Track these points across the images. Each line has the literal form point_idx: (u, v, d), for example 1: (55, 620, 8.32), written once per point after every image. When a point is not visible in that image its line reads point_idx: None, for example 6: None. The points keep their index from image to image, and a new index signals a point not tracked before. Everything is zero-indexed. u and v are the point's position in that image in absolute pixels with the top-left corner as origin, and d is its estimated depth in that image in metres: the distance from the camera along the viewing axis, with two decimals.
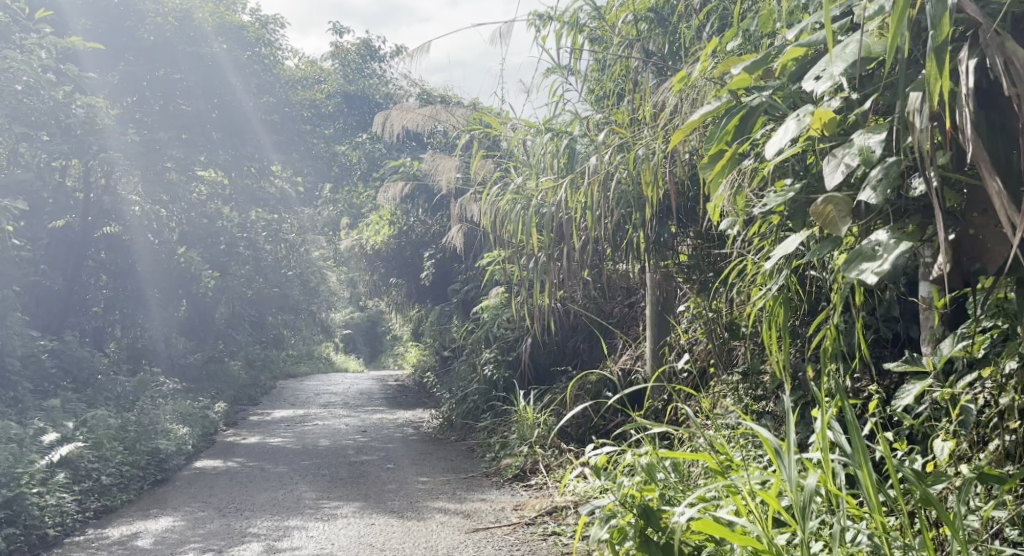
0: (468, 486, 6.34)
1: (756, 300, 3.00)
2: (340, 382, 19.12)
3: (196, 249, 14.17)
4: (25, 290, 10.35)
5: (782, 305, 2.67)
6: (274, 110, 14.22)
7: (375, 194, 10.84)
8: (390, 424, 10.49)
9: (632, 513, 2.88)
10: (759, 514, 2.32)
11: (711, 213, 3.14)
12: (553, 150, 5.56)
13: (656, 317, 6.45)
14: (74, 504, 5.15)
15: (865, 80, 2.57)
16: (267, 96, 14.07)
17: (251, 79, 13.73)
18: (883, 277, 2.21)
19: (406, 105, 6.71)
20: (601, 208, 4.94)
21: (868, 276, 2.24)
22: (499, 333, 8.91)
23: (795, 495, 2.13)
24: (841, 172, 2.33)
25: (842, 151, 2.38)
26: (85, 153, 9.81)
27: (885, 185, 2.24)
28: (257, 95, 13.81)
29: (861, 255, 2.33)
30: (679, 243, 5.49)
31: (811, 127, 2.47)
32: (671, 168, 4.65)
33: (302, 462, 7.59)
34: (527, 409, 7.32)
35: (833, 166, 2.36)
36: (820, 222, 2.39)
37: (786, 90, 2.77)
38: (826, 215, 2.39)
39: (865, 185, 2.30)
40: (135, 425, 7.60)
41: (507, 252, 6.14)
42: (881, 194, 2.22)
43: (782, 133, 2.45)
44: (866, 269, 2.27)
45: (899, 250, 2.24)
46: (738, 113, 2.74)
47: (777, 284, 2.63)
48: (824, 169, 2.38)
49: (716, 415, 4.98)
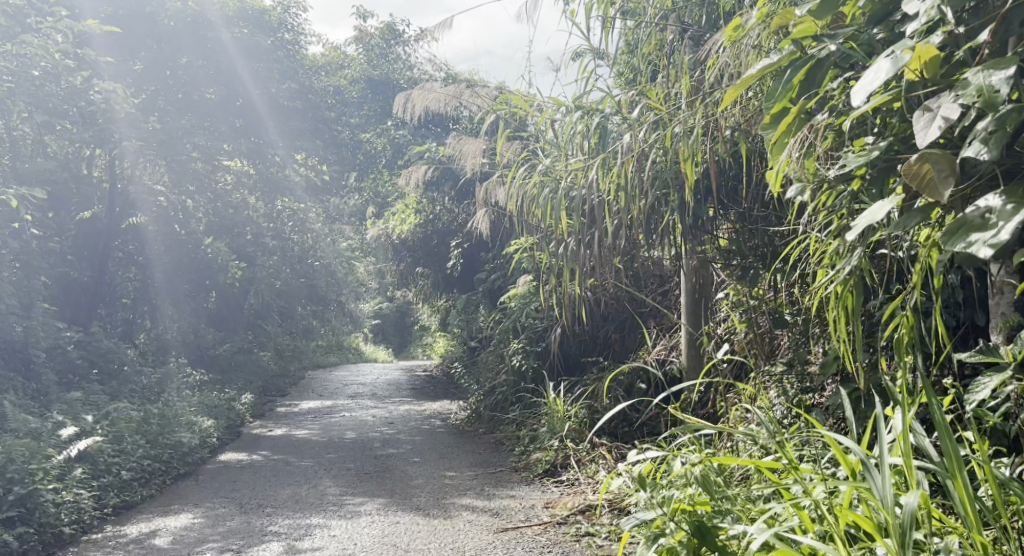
0: (497, 481, 6.11)
1: (822, 283, 2.77)
2: (369, 373, 19.00)
3: (223, 239, 14.08)
4: (52, 281, 10.28)
5: (856, 287, 2.42)
6: (297, 96, 13.95)
7: (398, 179, 10.61)
8: (417, 415, 10.29)
9: (685, 532, 2.69)
10: (836, 533, 2.10)
11: (773, 180, 3.00)
12: (583, 129, 5.31)
13: (693, 306, 6.19)
14: (92, 501, 4.99)
15: (974, 11, 2.41)
16: (291, 82, 13.84)
17: (274, 65, 13.56)
18: (1000, 249, 1.86)
19: (428, 85, 6.44)
20: (636, 189, 4.67)
21: (981, 249, 1.89)
22: (527, 323, 8.66)
23: (882, 513, 1.94)
24: (938, 127, 2.02)
25: (937, 104, 2.08)
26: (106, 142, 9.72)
27: (998, 138, 1.96)
28: (278, 81, 13.55)
29: (967, 224, 1.98)
30: (717, 226, 5.21)
31: (907, 67, 2.19)
32: (709, 144, 4.43)
33: (327, 456, 7.41)
34: (558, 401, 7.09)
35: (928, 121, 2.05)
36: (918, 185, 2.11)
37: (864, 36, 2.60)
38: (923, 176, 2.11)
39: (973, 139, 2.01)
40: (158, 417, 7.46)
41: (536, 238, 5.89)
42: (996, 149, 1.93)
43: (874, 75, 2.15)
44: (977, 240, 1.93)
45: (1018, 217, 1.87)
46: (807, 64, 2.59)
47: (850, 263, 2.38)
48: (915, 125, 2.09)
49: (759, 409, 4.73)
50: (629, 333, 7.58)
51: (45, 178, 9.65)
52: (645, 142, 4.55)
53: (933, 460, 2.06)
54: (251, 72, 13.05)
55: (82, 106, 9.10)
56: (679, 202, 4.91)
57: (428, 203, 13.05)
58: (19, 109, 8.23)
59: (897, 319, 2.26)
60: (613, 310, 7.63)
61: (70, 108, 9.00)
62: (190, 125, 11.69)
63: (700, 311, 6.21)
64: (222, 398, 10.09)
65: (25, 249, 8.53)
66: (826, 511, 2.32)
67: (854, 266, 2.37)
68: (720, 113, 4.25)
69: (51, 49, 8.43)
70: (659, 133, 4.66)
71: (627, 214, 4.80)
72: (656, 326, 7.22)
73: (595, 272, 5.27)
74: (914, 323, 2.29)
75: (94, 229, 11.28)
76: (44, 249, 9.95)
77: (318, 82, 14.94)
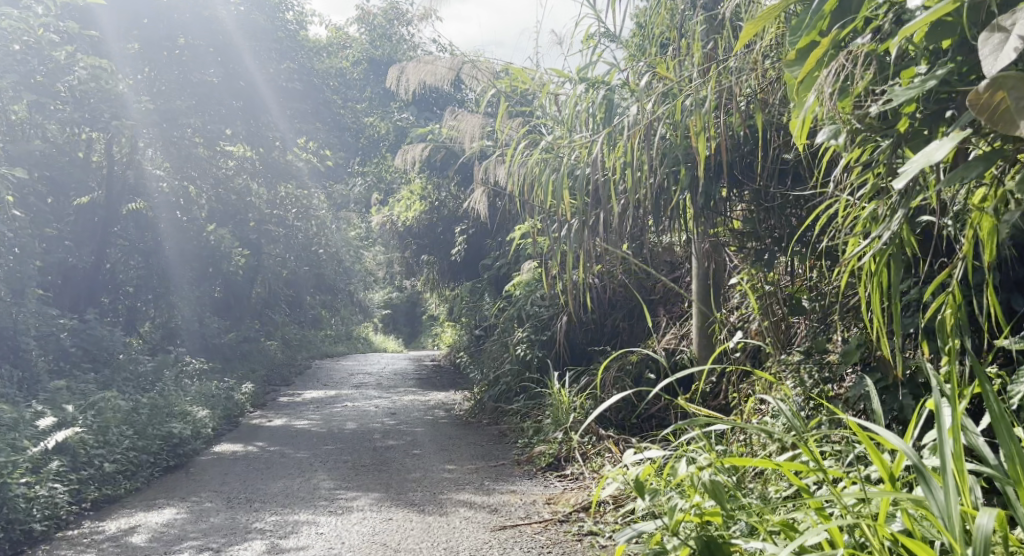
0: (498, 475, 5.84)
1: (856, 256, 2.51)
2: (377, 363, 18.81)
3: (225, 226, 13.87)
4: (47, 268, 10.08)
5: (896, 258, 2.15)
6: (295, 75, 13.63)
7: (397, 162, 10.33)
8: (421, 406, 10.04)
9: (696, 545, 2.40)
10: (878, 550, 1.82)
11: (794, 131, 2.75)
12: (587, 103, 5.00)
13: (704, 294, 5.92)
14: (68, 496, 4.75)
15: None
16: (290, 62, 13.50)
17: (274, 46, 13.26)
18: None
19: (424, 59, 6.13)
20: (642, 164, 4.37)
21: None
22: (533, 311, 8.39)
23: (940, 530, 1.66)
24: (1014, 49, 1.74)
25: (1011, 23, 1.82)
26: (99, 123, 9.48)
27: None
28: (275, 61, 13.16)
29: None
30: (730, 207, 4.90)
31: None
32: (721, 115, 4.13)
33: (324, 447, 7.16)
34: (562, 392, 6.84)
35: (998, 45, 1.78)
36: (991, 118, 1.82)
37: None
38: (1000, 108, 1.82)
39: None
40: (150, 408, 7.23)
41: (538, 219, 5.59)
42: None
43: None
44: None
45: None
46: None
47: (889, 230, 2.10)
48: (982, 50, 1.83)
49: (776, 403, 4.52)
50: (638, 322, 7.30)
51: (37, 160, 9.49)
52: (653, 115, 4.25)
53: (988, 463, 1.79)
54: (253, 52, 12.72)
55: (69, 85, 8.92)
56: (692, 181, 4.62)
57: (433, 188, 12.80)
58: (5, 86, 8.03)
59: (947, 295, 1.98)
60: (621, 297, 7.36)
61: (58, 86, 8.82)
62: (186, 106, 11.32)
63: (712, 299, 5.94)
64: (221, 387, 9.85)
65: (15, 233, 8.30)
66: (861, 524, 2.04)
67: (894, 230, 2.09)
68: (734, 81, 3.95)
69: (33, 23, 8.33)
70: (669, 104, 4.36)
71: (634, 192, 4.52)
72: (667, 314, 6.97)
73: (601, 255, 4.98)
74: (961, 301, 2.02)
75: (93, 216, 11.08)
76: (40, 235, 9.77)
77: (320, 65, 14.56)
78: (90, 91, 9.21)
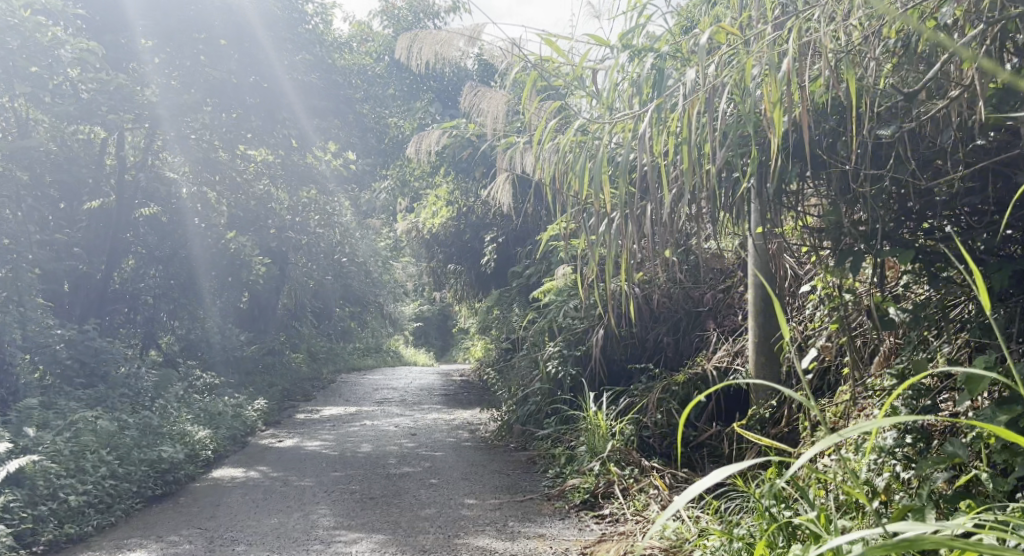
0: (525, 514, 5.06)
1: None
2: (404, 377, 18.14)
3: (246, 234, 13.31)
4: (48, 275, 9.56)
5: None
6: (312, 69, 12.43)
7: (407, 150, 9.08)
8: (445, 426, 9.27)
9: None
10: None
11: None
12: (632, 76, 4.25)
13: (764, 307, 5.29)
14: (14, 538, 4.06)
15: None
16: (308, 54, 12.36)
17: (302, 38, 12.35)
18: None
19: (443, 28, 5.34)
20: (702, 142, 3.61)
21: None
22: (566, 323, 7.59)
23: None
24: None
25: None
26: (94, 116, 8.89)
27: None
28: (291, 52, 12.02)
29: None
30: (804, 204, 4.14)
31: None
32: (801, 81, 3.37)
33: (332, 474, 6.41)
34: (598, 416, 6.13)
35: None
36: None
37: None
38: None
39: None
40: (141, 429, 6.53)
41: (571, 217, 4.82)
42: None
43: None
44: None
45: None
46: None
47: None
48: None
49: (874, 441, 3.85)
50: (684, 336, 6.62)
51: (38, 159, 9.02)
52: (716, 80, 3.49)
53: None
54: (276, 42, 11.73)
55: (63, 76, 8.44)
56: (760, 164, 3.85)
57: (461, 194, 12.11)
58: None
59: None
60: (665, 309, 6.68)
61: (51, 77, 8.30)
62: (194, 102, 10.50)
63: (772, 314, 5.30)
64: (231, 404, 9.14)
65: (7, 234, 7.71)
66: None
67: None
68: (820, 33, 3.18)
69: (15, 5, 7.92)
70: (734, 69, 3.61)
71: (693, 177, 3.75)
72: (718, 327, 6.26)
73: (649, 256, 4.18)
74: None
75: (104, 221, 10.54)
76: (40, 239, 9.22)
77: (343, 61, 13.62)
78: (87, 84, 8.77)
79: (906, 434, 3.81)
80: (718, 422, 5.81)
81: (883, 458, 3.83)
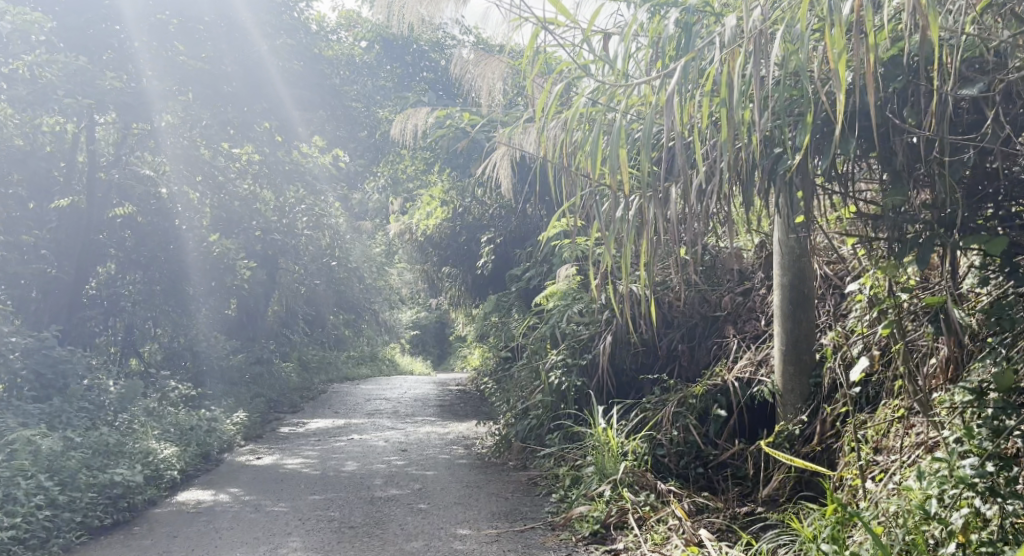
0: (527, 548, 4.40)
1: None
2: (399, 386, 17.46)
3: (230, 236, 12.63)
4: (7, 278, 8.89)
5: None
6: (294, 56, 11.71)
7: (393, 132, 8.39)
8: (438, 440, 8.60)
9: None
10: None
11: None
12: (654, 36, 3.64)
13: (792, 312, 4.70)
14: None
15: None
16: (288, 37, 11.59)
17: (282, 19, 11.57)
18: None
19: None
20: (742, 105, 2.98)
21: None
22: (569, 329, 6.94)
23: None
24: None
25: None
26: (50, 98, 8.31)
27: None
28: (270, 36, 11.20)
29: None
30: (856, 187, 3.52)
31: None
32: (871, 24, 2.74)
33: (310, 498, 5.73)
34: (605, 431, 5.48)
35: None
36: None
37: None
38: None
39: None
40: (97, 448, 5.86)
41: (577, 207, 4.17)
42: None
43: None
44: None
45: None
46: None
47: None
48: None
49: (954, 472, 3.23)
50: (699, 343, 6.00)
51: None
52: (762, 27, 2.87)
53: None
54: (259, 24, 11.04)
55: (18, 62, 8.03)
56: (809, 137, 3.24)
57: (456, 194, 11.49)
58: None
59: None
60: (679, 312, 6.08)
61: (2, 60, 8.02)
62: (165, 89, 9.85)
63: (802, 319, 4.70)
64: (206, 417, 8.45)
65: None
66: None
67: None
68: None
69: None
70: (782, 16, 2.99)
71: (731, 150, 3.12)
72: (738, 334, 5.65)
73: (674, 245, 3.52)
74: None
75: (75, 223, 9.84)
76: None
77: (330, 52, 13.02)
78: (40, 66, 8.27)
79: (987, 461, 3.19)
80: (740, 438, 5.15)
81: (958, 490, 3.20)
